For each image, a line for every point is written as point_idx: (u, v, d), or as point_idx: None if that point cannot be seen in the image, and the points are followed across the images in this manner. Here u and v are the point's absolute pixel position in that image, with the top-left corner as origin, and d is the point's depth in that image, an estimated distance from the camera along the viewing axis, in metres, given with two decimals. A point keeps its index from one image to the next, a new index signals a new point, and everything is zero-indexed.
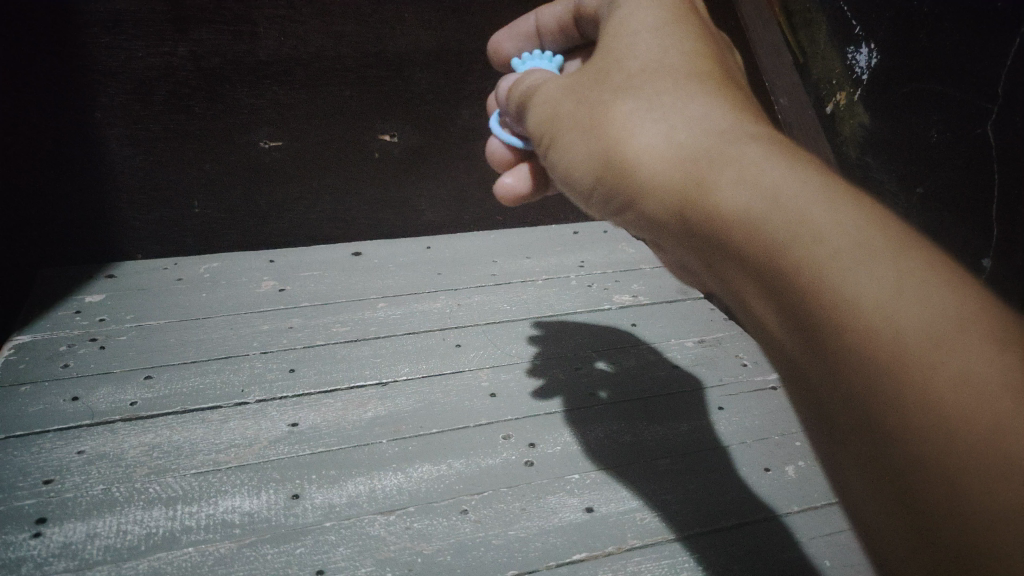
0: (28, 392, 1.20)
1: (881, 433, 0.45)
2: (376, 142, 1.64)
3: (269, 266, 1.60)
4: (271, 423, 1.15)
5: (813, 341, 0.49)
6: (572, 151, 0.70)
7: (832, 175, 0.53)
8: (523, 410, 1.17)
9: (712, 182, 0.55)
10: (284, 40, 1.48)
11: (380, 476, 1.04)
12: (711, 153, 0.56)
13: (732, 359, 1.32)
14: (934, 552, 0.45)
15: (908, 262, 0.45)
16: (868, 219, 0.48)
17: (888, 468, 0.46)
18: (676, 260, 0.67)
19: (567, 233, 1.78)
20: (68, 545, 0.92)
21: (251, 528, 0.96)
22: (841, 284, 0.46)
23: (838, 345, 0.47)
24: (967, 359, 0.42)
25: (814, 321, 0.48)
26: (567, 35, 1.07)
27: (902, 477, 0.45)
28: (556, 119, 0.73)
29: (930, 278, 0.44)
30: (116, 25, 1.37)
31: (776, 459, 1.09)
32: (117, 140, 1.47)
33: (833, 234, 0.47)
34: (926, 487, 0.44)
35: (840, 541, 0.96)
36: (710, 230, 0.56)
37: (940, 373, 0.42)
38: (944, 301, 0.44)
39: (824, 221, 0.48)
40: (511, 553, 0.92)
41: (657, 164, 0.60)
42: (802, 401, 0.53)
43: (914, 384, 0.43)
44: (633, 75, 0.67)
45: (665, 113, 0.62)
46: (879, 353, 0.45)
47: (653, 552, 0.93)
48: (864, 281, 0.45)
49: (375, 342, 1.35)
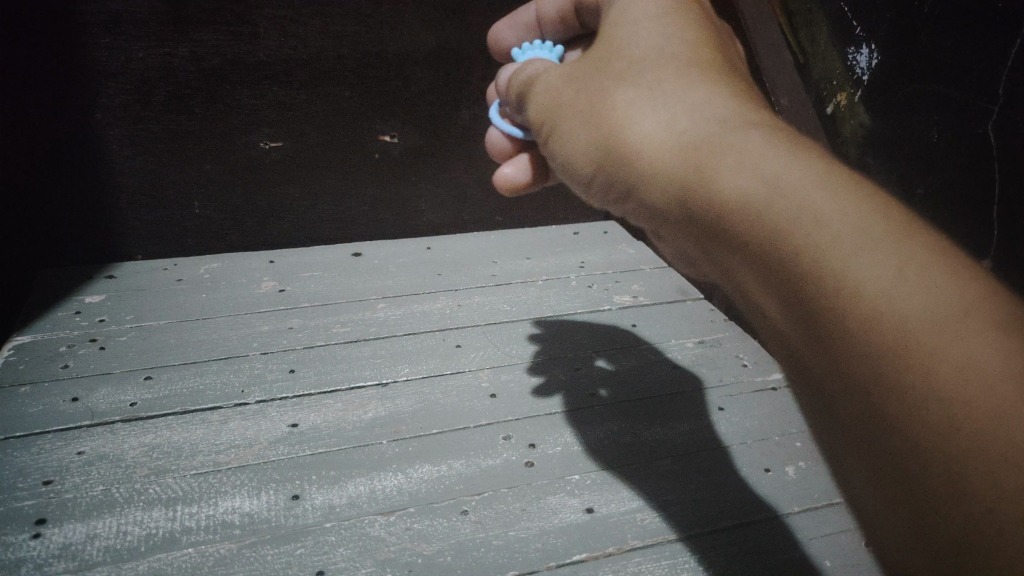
0: (28, 393, 1.20)
1: (883, 424, 0.45)
2: (375, 142, 1.64)
3: (269, 266, 1.60)
4: (271, 424, 1.15)
5: (813, 327, 0.48)
6: (570, 139, 0.70)
7: (831, 160, 0.53)
8: (523, 411, 1.17)
9: (711, 168, 0.55)
10: (284, 41, 1.48)
11: (381, 476, 1.04)
12: (710, 140, 0.56)
13: (732, 359, 1.32)
14: (937, 547, 0.43)
15: (909, 247, 0.44)
16: (868, 204, 0.47)
17: (890, 459, 0.45)
18: (677, 250, 0.67)
19: (567, 234, 1.78)
20: (68, 546, 0.92)
21: (252, 528, 0.95)
22: (843, 271, 0.46)
23: (839, 333, 0.46)
24: (969, 345, 0.41)
25: (814, 309, 0.48)
26: (567, 26, 1.08)
27: (903, 468, 0.44)
28: (557, 109, 0.73)
29: (932, 264, 0.44)
30: (116, 25, 1.36)
31: (776, 459, 1.09)
32: (117, 141, 1.47)
33: (834, 220, 0.47)
34: (928, 479, 0.43)
35: (841, 541, 0.96)
36: (710, 218, 0.55)
37: (942, 360, 0.42)
38: (944, 287, 0.43)
39: (824, 206, 0.48)
40: (512, 554, 0.91)
41: (656, 152, 0.59)
42: (804, 392, 0.52)
43: (916, 372, 0.43)
44: (634, 64, 0.66)
45: (664, 100, 0.61)
46: (882, 341, 0.44)
47: (654, 552, 0.92)
48: (865, 267, 0.45)
49: (375, 343, 1.35)
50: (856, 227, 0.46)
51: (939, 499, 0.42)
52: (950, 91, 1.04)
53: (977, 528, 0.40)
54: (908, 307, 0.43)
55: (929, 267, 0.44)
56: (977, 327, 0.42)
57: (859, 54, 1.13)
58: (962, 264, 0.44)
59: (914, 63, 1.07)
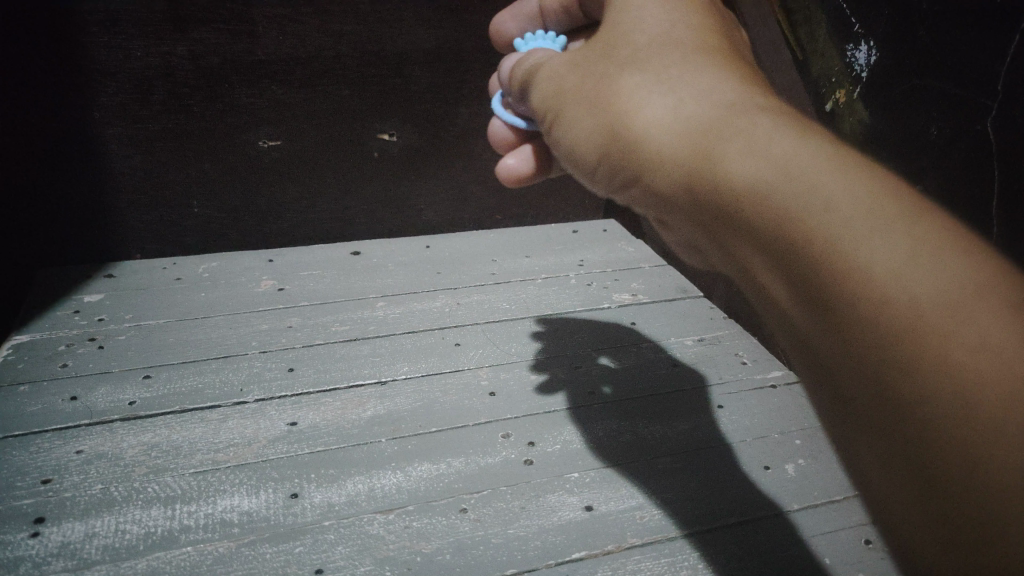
0: (27, 392, 1.20)
1: (892, 405, 0.45)
2: (374, 141, 1.64)
3: (268, 265, 1.60)
4: (270, 422, 1.14)
5: (821, 307, 0.49)
6: (576, 125, 0.71)
7: (840, 145, 0.54)
8: (522, 409, 1.17)
9: (721, 152, 0.56)
10: (283, 39, 1.47)
11: (379, 475, 1.04)
12: (721, 125, 0.57)
13: (731, 357, 1.32)
14: (944, 530, 0.44)
15: (921, 230, 0.45)
16: (879, 187, 0.48)
17: (899, 440, 0.45)
18: (680, 236, 0.67)
19: (566, 232, 1.78)
20: (66, 545, 0.92)
21: (250, 527, 0.95)
22: (854, 252, 0.46)
23: (849, 313, 0.47)
24: (981, 326, 0.42)
25: (825, 290, 0.48)
26: (570, 15, 1.09)
27: (911, 451, 0.45)
28: (561, 94, 0.74)
29: (945, 247, 0.44)
30: (115, 25, 1.36)
31: (776, 457, 1.08)
32: (116, 140, 1.47)
33: (845, 203, 0.48)
34: (938, 461, 0.43)
35: (841, 538, 0.95)
36: (719, 201, 0.56)
37: (954, 341, 0.42)
38: (956, 269, 0.44)
39: (836, 189, 0.48)
40: (510, 552, 0.91)
41: (666, 137, 0.61)
42: (809, 376, 0.52)
43: (928, 354, 0.43)
44: (641, 51, 0.68)
45: (675, 86, 0.63)
46: (890, 320, 0.45)
47: (653, 550, 0.92)
48: (877, 249, 0.46)
49: (374, 341, 1.35)
50: (867, 209, 0.47)
51: (947, 478, 0.43)
52: (946, 87, 0.99)
53: (987, 507, 0.41)
54: (920, 286, 0.44)
55: (941, 249, 0.44)
56: (987, 307, 0.42)
57: (858, 51, 1.12)
58: (972, 247, 0.45)
59: (911, 59, 1.04)
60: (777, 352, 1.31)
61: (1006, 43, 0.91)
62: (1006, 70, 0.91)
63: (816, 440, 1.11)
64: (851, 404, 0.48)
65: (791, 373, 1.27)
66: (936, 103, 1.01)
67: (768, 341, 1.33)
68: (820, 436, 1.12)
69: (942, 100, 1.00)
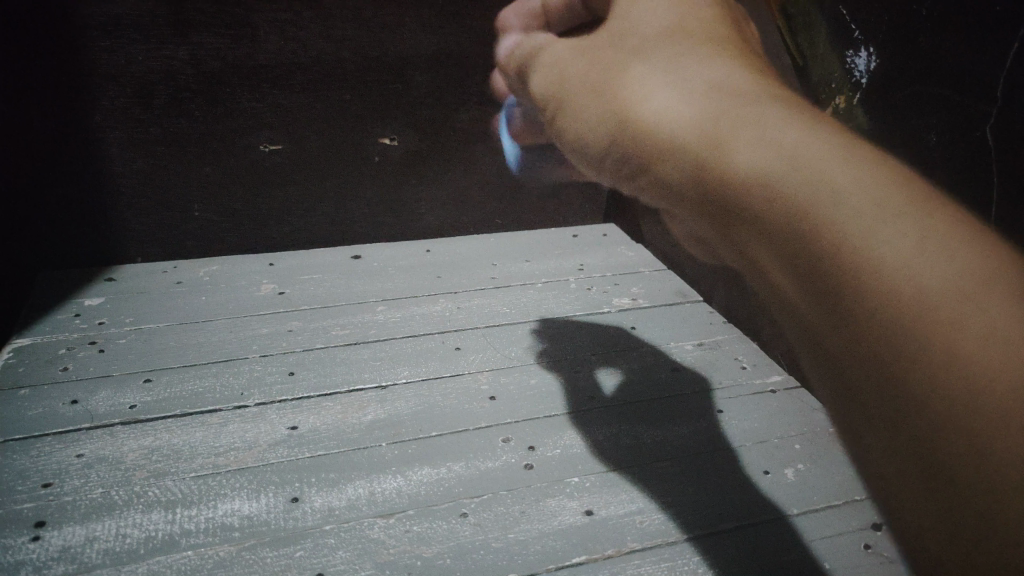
0: (28, 395, 1.20)
1: (925, 431, 0.38)
2: (374, 145, 1.64)
3: (269, 269, 1.61)
4: (270, 426, 1.15)
5: (836, 316, 0.41)
6: (566, 115, 0.63)
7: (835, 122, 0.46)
8: (522, 414, 1.17)
9: (709, 133, 0.47)
10: (284, 44, 1.48)
11: (380, 479, 1.04)
12: (714, 101, 0.49)
13: (731, 361, 1.32)
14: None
15: (930, 213, 0.39)
16: (886, 168, 0.41)
17: (937, 472, 0.38)
18: (689, 235, 0.58)
19: (567, 236, 1.79)
20: (67, 549, 0.92)
21: (250, 531, 0.95)
22: (861, 246, 0.40)
23: (863, 321, 0.40)
24: (995, 322, 0.36)
25: (834, 294, 0.41)
26: None
27: (957, 483, 0.37)
28: (551, 82, 0.66)
29: (953, 231, 0.38)
30: (115, 29, 1.36)
31: (775, 461, 1.08)
32: (117, 144, 1.47)
33: (845, 186, 0.40)
34: (989, 493, 0.36)
35: (842, 543, 0.95)
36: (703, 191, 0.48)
37: (973, 345, 0.36)
38: (966, 254, 0.37)
39: (838, 172, 0.41)
40: (510, 556, 0.91)
41: (648, 114, 0.52)
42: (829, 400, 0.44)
43: (951, 364, 0.37)
44: (627, 29, 0.60)
45: (661, 63, 0.55)
46: (911, 322, 0.38)
47: (653, 555, 0.92)
48: (885, 234, 0.39)
49: (375, 345, 1.35)
50: (881, 189, 0.40)
51: (1002, 511, 0.36)
52: (948, 94, 1.00)
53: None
54: (929, 272, 0.38)
55: (948, 237, 0.38)
56: (1004, 297, 0.36)
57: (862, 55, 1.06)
58: (970, 230, 0.38)
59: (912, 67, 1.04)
60: (777, 356, 1.31)
61: (1005, 52, 0.91)
62: (1006, 78, 0.91)
63: (815, 445, 1.11)
64: (880, 428, 0.40)
65: (790, 378, 1.28)
66: (938, 112, 1.01)
67: (768, 345, 1.33)
68: (818, 440, 1.12)
69: (941, 108, 1.01)
